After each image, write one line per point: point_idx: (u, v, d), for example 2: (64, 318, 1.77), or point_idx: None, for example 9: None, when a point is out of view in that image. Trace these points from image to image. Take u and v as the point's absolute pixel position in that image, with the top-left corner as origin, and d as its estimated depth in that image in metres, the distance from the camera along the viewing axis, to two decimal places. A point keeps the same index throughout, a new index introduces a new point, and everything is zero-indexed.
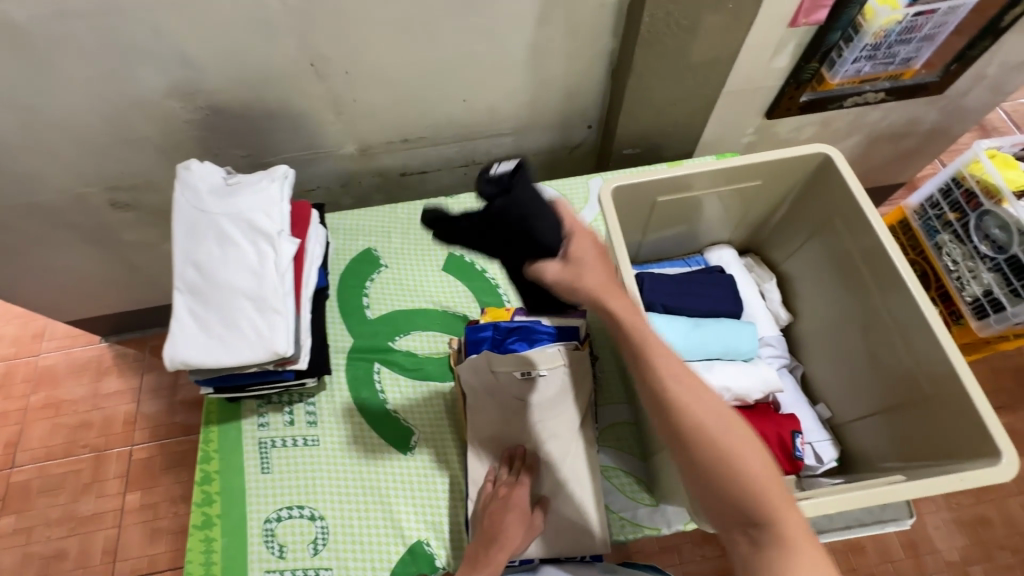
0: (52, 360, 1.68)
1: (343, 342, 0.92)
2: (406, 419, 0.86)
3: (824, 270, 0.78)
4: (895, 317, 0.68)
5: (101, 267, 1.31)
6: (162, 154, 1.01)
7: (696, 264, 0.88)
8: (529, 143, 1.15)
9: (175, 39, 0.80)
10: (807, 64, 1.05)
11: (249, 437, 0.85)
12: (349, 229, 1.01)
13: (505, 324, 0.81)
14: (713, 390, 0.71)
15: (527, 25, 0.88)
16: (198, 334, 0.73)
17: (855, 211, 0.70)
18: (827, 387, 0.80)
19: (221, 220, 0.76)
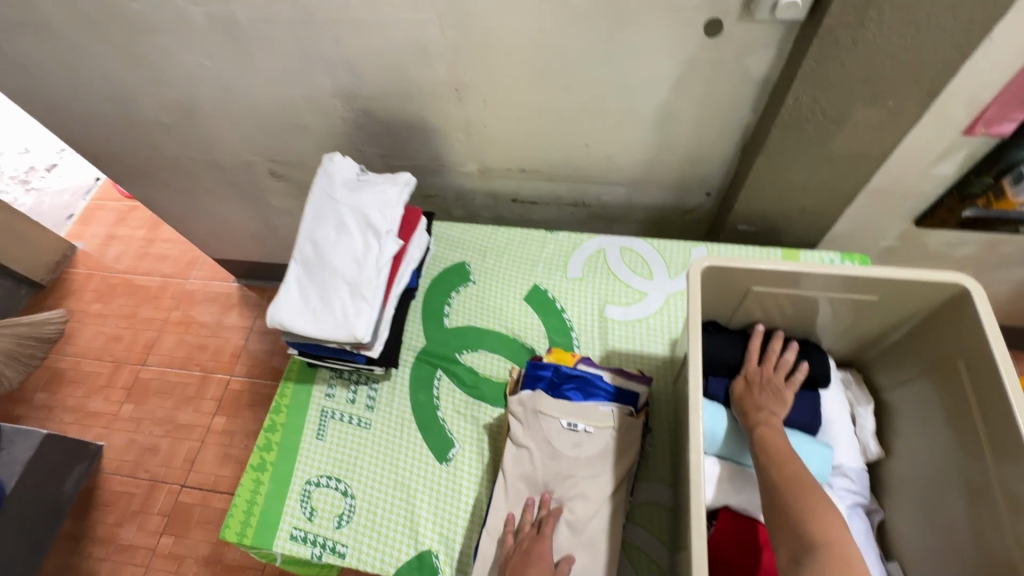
0: (194, 287, 1.99)
1: (417, 342, 0.98)
2: (450, 430, 0.90)
3: (933, 413, 0.68)
4: (1008, 492, 0.57)
5: (249, 221, 1.53)
6: (317, 141, 1.16)
7: None
8: (641, 197, 1.15)
9: (349, 50, 0.93)
10: (978, 177, 0.93)
11: (315, 403, 0.94)
12: (451, 239, 1.09)
13: (566, 370, 0.83)
14: (762, 504, 0.68)
15: (663, 87, 0.89)
16: (298, 302, 0.83)
17: (985, 359, 0.61)
18: (907, 544, 0.69)
19: (343, 210, 0.86)
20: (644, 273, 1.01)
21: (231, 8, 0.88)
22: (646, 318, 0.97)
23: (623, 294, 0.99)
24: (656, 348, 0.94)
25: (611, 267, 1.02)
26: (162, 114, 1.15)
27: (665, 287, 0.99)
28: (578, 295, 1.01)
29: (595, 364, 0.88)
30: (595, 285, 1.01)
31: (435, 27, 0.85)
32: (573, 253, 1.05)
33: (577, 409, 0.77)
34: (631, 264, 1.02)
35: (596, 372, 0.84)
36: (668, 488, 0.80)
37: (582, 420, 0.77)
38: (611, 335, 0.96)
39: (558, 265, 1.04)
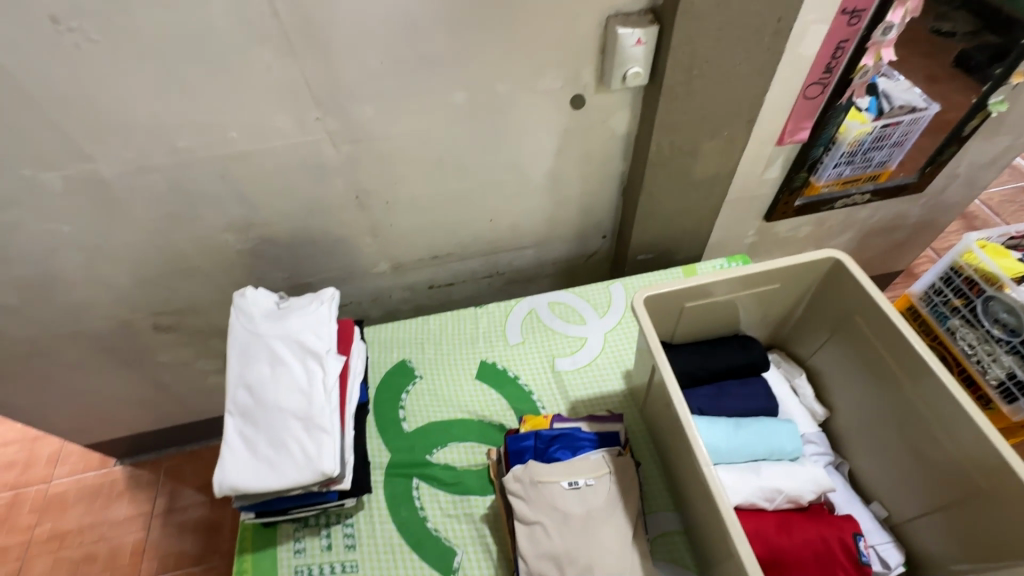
0: (61, 487, 1.63)
1: (381, 458, 0.92)
2: (447, 537, 0.84)
3: (852, 365, 0.81)
4: (930, 407, 0.69)
5: (133, 388, 1.33)
6: (210, 280, 1.08)
7: None
8: (548, 254, 1.24)
9: (238, 182, 0.90)
10: (796, 174, 1.17)
11: (285, 565, 0.82)
12: (385, 341, 1.06)
13: (546, 432, 0.84)
14: (765, 492, 0.71)
15: (548, 156, 1.00)
16: (246, 457, 0.74)
17: (873, 309, 0.74)
18: (875, 483, 0.79)
19: (273, 342, 0.81)
20: (577, 320, 1.08)
21: (95, 166, 0.82)
22: (594, 361, 1.02)
23: (566, 345, 1.04)
24: (613, 385, 0.99)
25: (546, 323, 1.07)
26: (7, 295, 0.99)
27: (600, 327, 1.06)
28: (526, 358, 1.03)
29: (568, 419, 0.90)
30: (539, 343, 1.05)
31: (328, 144, 0.88)
32: (508, 320, 1.08)
33: (573, 467, 0.78)
34: (563, 315, 1.08)
35: (574, 424, 0.87)
36: (673, 514, 0.83)
37: (582, 475, 0.78)
38: (569, 386, 0.99)
39: (498, 335, 1.06)
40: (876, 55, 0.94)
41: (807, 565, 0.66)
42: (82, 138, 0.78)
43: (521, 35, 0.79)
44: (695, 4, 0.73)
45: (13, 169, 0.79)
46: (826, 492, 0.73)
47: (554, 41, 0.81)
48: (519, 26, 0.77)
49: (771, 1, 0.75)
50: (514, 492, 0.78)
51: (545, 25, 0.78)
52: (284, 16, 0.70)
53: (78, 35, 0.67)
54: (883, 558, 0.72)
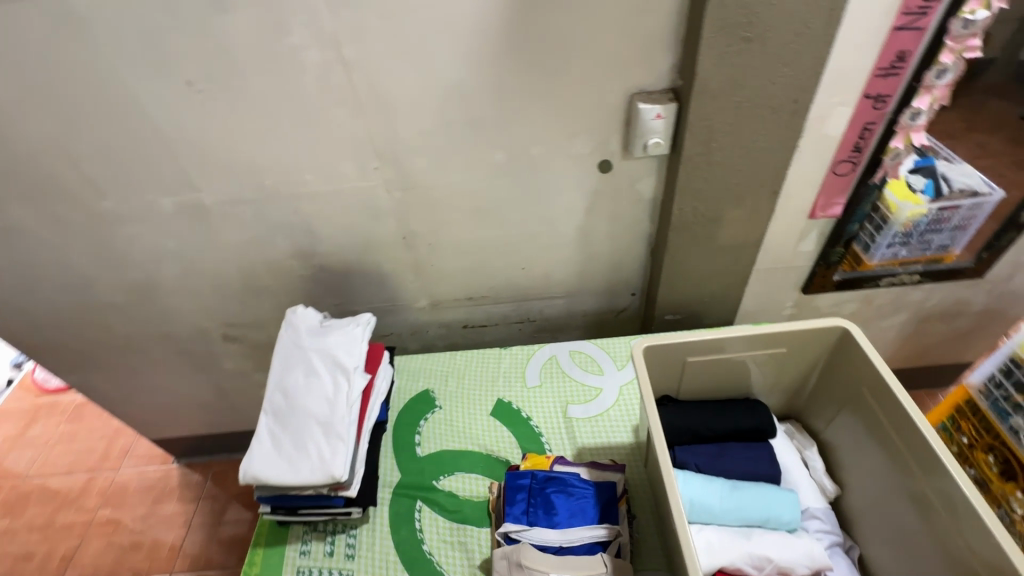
0: (126, 477, 1.82)
1: (392, 477, 0.98)
2: (439, 562, 0.87)
3: (863, 442, 0.78)
4: (937, 493, 0.65)
5: (199, 391, 1.50)
6: (274, 300, 1.24)
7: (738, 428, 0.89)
8: (578, 305, 1.29)
9: (307, 217, 1.06)
10: (832, 248, 1.17)
11: (289, 563, 0.89)
12: (414, 370, 1.15)
13: (542, 475, 0.87)
14: (754, 559, 0.69)
15: (577, 213, 1.08)
16: (271, 453, 0.83)
17: (880, 383, 0.73)
18: (887, 574, 0.74)
19: (310, 354, 0.92)
20: (595, 370, 1.11)
21: (198, 195, 1.01)
22: (606, 411, 1.04)
23: (580, 392, 1.07)
24: (621, 437, 1.00)
25: (564, 369, 1.12)
26: (116, 295, 1.19)
27: (616, 379, 1.09)
28: (540, 400, 1.07)
29: (569, 463, 0.92)
30: (555, 388, 1.09)
31: (383, 190, 1.02)
32: (528, 363, 1.14)
33: (564, 559, 0.77)
34: (581, 364, 1.12)
35: (573, 469, 0.89)
36: (665, 574, 0.81)
37: (571, 570, 0.76)
38: (578, 432, 1.01)
39: (518, 376, 1.12)
40: (906, 138, 0.96)
41: None
42: (193, 172, 0.97)
43: (554, 107, 0.90)
44: (709, 85, 0.81)
45: (139, 193, 0.99)
46: (822, 570, 0.70)
47: (583, 113, 0.91)
48: (552, 98, 0.89)
49: (784, 84, 0.81)
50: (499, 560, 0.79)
51: (575, 99, 0.89)
52: (357, 85, 0.86)
53: (203, 94, 0.86)
54: None
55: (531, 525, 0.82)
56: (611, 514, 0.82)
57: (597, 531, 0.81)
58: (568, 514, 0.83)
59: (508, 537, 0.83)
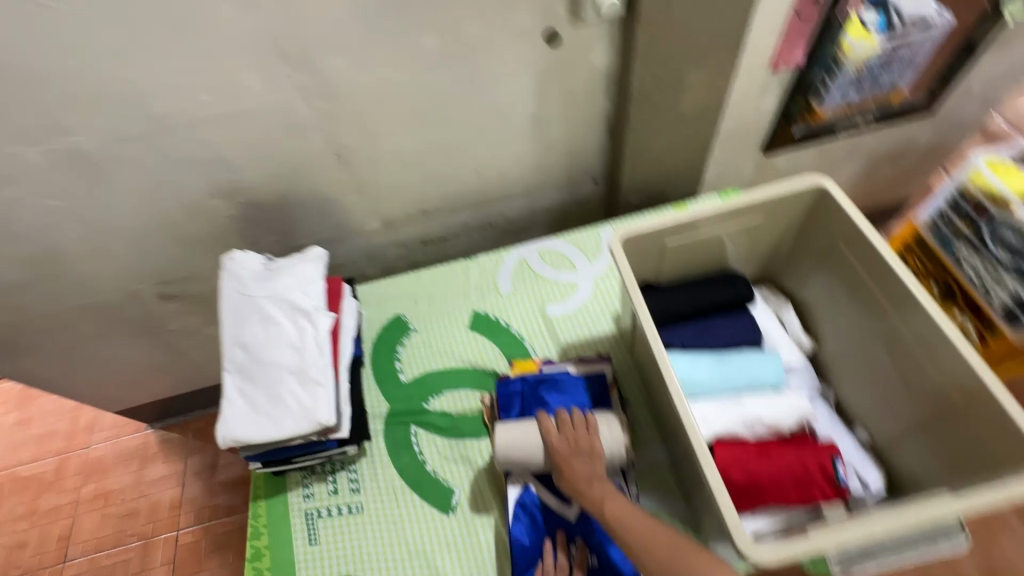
0: (101, 452, 1.73)
1: (380, 408, 0.96)
2: (445, 478, 0.88)
3: (839, 295, 0.79)
4: (913, 333, 0.68)
5: (151, 357, 1.38)
6: (206, 248, 1.10)
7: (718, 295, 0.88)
8: (539, 201, 1.22)
9: (220, 146, 0.90)
10: (793, 102, 1.12)
11: (296, 509, 0.88)
12: (379, 297, 1.08)
13: (532, 376, 0.86)
14: (745, 420, 0.73)
15: (528, 99, 0.96)
16: (247, 412, 0.78)
17: (858, 236, 0.72)
18: (861, 410, 0.79)
19: (263, 302, 0.83)
20: (568, 267, 1.07)
21: (74, 138, 0.83)
22: (585, 305, 1.02)
23: (556, 291, 1.05)
24: (603, 329, 0.99)
25: (536, 271, 1.07)
26: (14, 272, 1.03)
27: (590, 272, 1.06)
28: (517, 306, 1.04)
29: (557, 362, 0.91)
30: (530, 291, 1.05)
31: (301, 101, 0.86)
32: (499, 270, 1.08)
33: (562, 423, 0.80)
34: (553, 263, 1.08)
35: (562, 367, 0.88)
36: (662, 447, 0.85)
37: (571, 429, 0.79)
38: (560, 331, 1.00)
39: (490, 286, 1.07)
40: None
41: (783, 487, 0.69)
42: (56, 109, 0.78)
43: None
44: None
45: None
46: (807, 419, 0.74)
47: None
48: None
49: None
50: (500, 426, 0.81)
51: None
52: None
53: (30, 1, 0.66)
54: (862, 478, 0.73)
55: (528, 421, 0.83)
56: (605, 403, 0.84)
57: (593, 417, 0.82)
58: (562, 407, 0.83)
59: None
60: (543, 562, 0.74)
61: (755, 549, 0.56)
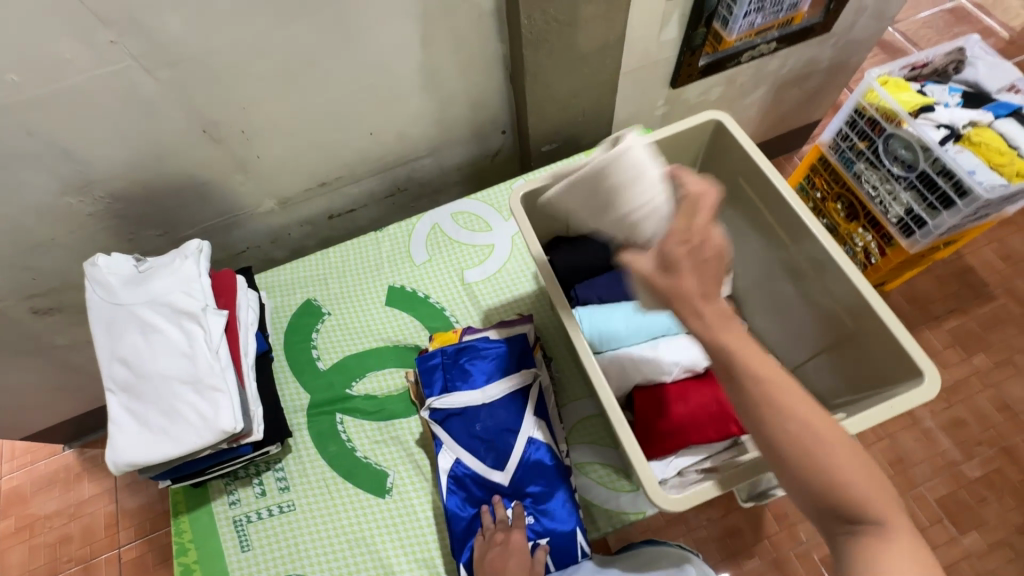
0: (16, 482, 1.57)
1: (301, 401, 0.91)
2: (377, 462, 0.85)
3: (743, 229, 0.80)
4: (808, 260, 0.69)
5: (44, 377, 1.24)
6: (74, 252, 0.97)
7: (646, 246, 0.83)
8: (449, 160, 1.15)
9: (54, 135, 0.77)
10: (694, 31, 1.08)
11: (222, 518, 0.83)
12: (285, 284, 1.00)
13: (452, 348, 0.81)
14: (662, 367, 0.73)
15: (413, 49, 0.88)
16: (140, 432, 0.71)
17: (756, 170, 0.72)
18: (771, 338, 0.82)
19: (139, 309, 0.74)
20: (482, 228, 1.03)
21: None
22: (503, 266, 0.99)
23: (474, 255, 1.01)
24: (524, 288, 0.97)
25: (451, 236, 1.02)
26: None
27: (506, 231, 1.02)
28: (434, 275, 1.00)
29: (478, 329, 0.89)
30: (446, 258, 1.01)
31: (143, 72, 0.74)
32: (411, 239, 1.03)
33: (487, 391, 0.78)
34: (467, 225, 1.03)
35: (483, 334, 0.86)
36: (590, 398, 0.86)
37: (496, 395, 0.78)
38: (481, 296, 0.97)
39: (404, 257, 1.01)
40: None
41: (702, 423, 0.71)
42: None
43: None
44: None
45: None
46: None
47: None
48: None
49: None
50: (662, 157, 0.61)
51: None
52: None
53: None
54: None
55: (452, 392, 0.78)
56: (528, 363, 0.81)
57: (517, 380, 0.79)
58: (485, 376, 0.79)
59: (433, 410, 0.78)
60: (483, 528, 0.73)
61: (662, 497, 0.57)
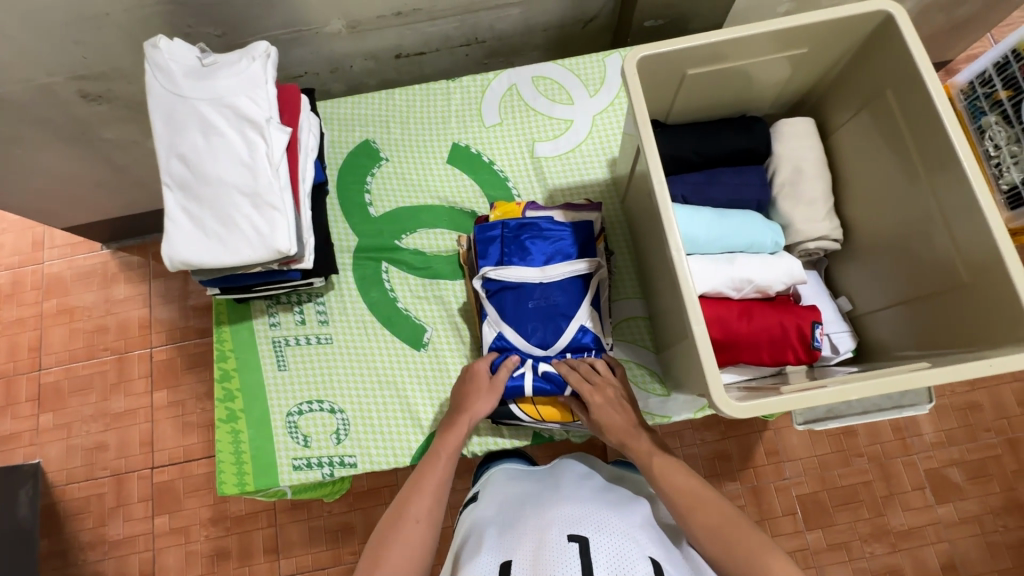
0: (57, 269, 1.57)
1: (348, 242, 0.89)
2: (417, 316, 0.86)
3: (865, 153, 0.70)
4: (938, 201, 0.62)
5: (87, 169, 1.22)
6: (128, 33, 0.89)
7: (748, 169, 0.74)
8: (537, 16, 1.01)
9: None
10: None
11: (262, 337, 0.86)
12: (345, 118, 0.94)
13: (514, 223, 0.79)
14: (734, 281, 0.69)
15: None
16: (196, 233, 0.70)
17: (913, 82, 0.62)
18: (849, 278, 0.77)
19: (201, 106, 0.69)
20: (563, 99, 0.93)
21: None
22: (578, 146, 0.92)
23: (548, 128, 0.93)
24: (595, 174, 0.91)
25: (528, 102, 0.93)
26: None
27: (589, 109, 0.93)
28: (503, 141, 0.93)
29: (542, 207, 0.84)
30: (518, 125, 0.93)
31: None
32: (485, 96, 0.94)
33: (544, 271, 0.76)
34: (547, 93, 0.93)
35: (547, 212, 0.82)
36: (638, 299, 0.85)
37: (553, 279, 0.76)
38: (548, 173, 0.91)
39: (473, 115, 0.93)
40: None
41: (761, 345, 0.69)
42: None
43: None
44: None
45: None
46: (796, 284, 0.71)
47: None
48: None
49: None
50: (796, 145, 0.74)
51: None
52: None
53: None
54: (833, 343, 0.73)
55: (507, 265, 0.77)
56: (588, 252, 0.78)
57: (579, 266, 0.76)
58: (544, 257, 0.78)
59: (486, 280, 0.78)
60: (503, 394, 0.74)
61: (734, 406, 0.55)
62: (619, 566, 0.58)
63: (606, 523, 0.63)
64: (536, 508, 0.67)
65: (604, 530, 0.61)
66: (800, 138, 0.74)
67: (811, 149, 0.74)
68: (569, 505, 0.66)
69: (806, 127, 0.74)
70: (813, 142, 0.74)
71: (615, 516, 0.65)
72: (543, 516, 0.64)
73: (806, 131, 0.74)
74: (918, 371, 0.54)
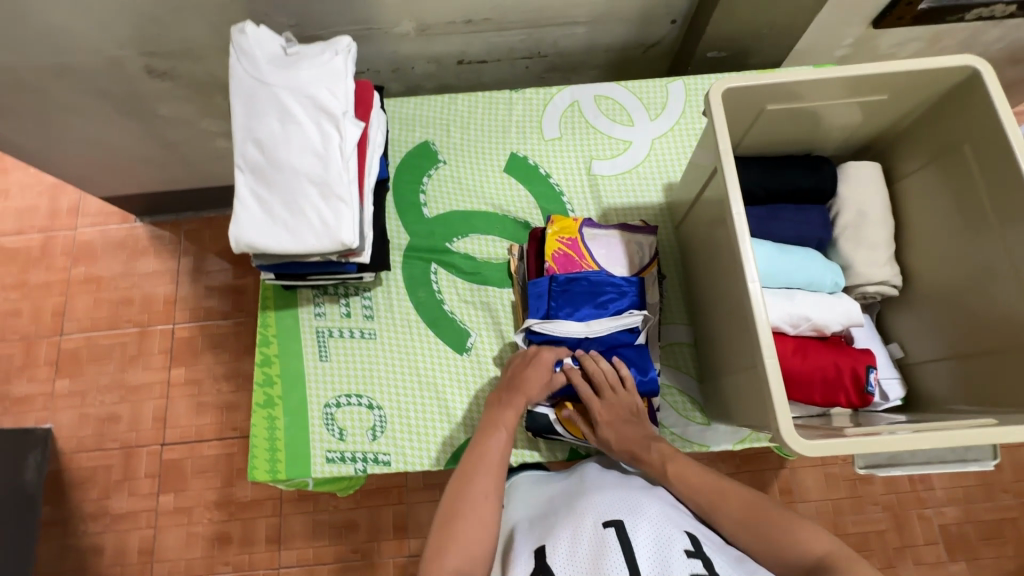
0: (89, 236, 1.58)
1: (400, 240, 0.90)
2: (462, 320, 0.86)
3: (932, 203, 0.71)
4: (1009, 256, 0.62)
5: (136, 142, 1.23)
6: (204, 16, 0.91)
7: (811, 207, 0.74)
8: (602, 36, 1.03)
9: None
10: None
11: (306, 326, 0.86)
12: (407, 118, 0.95)
13: (563, 277, 0.77)
14: (792, 318, 0.69)
15: None
16: (263, 217, 0.70)
17: (993, 138, 0.62)
18: (902, 326, 0.76)
19: (282, 94, 0.71)
20: (624, 120, 0.94)
21: None
22: (635, 167, 0.92)
23: (607, 147, 0.94)
24: (650, 197, 0.91)
25: (588, 119, 0.94)
26: None
27: (648, 132, 0.94)
28: (561, 156, 0.93)
29: (597, 224, 0.84)
30: (577, 142, 0.94)
31: None
32: (546, 110, 0.95)
33: (591, 326, 0.76)
34: (609, 113, 0.94)
35: (606, 231, 0.83)
36: (685, 326, 0.85)
37: (599, 333, 0.76)
38: (603, 191, 0.92)
39: (533, 127, 0.94)
40: None
41: (812, 384, 0.69)
42: None
43: None
44: None
45: None
46: (852, 326, 0.71)
47: None
48: None
49: None
50: (859, 189, 0.74)
51: None
52: None
53: None
54: (882, 390, 0.73)
55: (553, 319, 0.77)
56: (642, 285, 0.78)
57: (632, 319, 0.76)
58: (590, 312, 0.77)
59: (531, 331, 0.78)
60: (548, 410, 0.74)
61: (798, 443, 0.55)
62: (661, 548, 0.57)
63: (641, 506, 0.62)
64: (571, 500, 0.67)
65: (639, 512, 0.61)
66: (864, 181, 0.74)
67: (877, 194, 0.74)
68: (603, 491, 0.66)
69: (871, 170, 0.75)
70: (880, 186, 0.74)
71: (648, 497, 0.64)
72: (577, 506, 0.64)
73: (871, 175, 0.74)
74: (984, 430, 0.54)
